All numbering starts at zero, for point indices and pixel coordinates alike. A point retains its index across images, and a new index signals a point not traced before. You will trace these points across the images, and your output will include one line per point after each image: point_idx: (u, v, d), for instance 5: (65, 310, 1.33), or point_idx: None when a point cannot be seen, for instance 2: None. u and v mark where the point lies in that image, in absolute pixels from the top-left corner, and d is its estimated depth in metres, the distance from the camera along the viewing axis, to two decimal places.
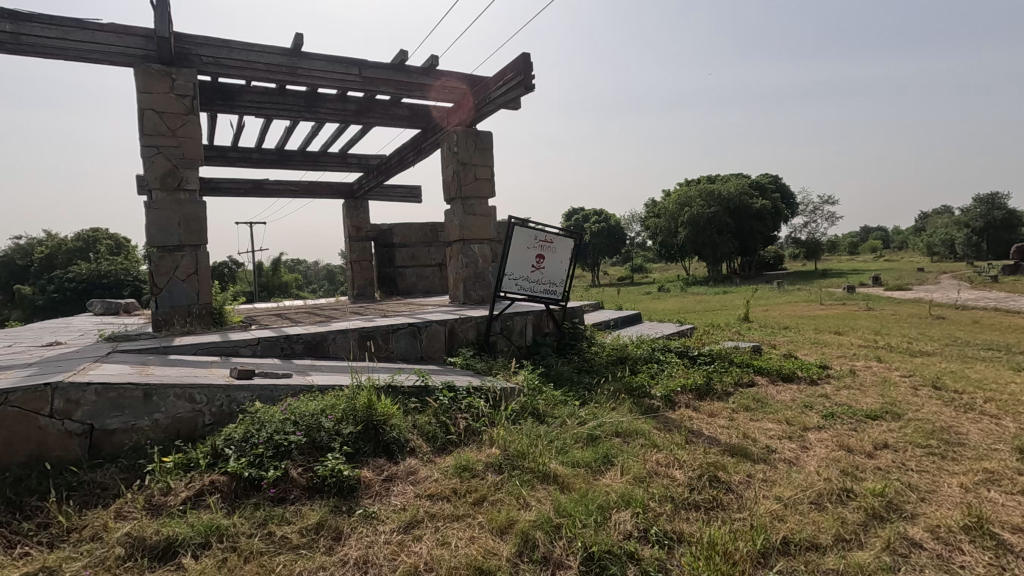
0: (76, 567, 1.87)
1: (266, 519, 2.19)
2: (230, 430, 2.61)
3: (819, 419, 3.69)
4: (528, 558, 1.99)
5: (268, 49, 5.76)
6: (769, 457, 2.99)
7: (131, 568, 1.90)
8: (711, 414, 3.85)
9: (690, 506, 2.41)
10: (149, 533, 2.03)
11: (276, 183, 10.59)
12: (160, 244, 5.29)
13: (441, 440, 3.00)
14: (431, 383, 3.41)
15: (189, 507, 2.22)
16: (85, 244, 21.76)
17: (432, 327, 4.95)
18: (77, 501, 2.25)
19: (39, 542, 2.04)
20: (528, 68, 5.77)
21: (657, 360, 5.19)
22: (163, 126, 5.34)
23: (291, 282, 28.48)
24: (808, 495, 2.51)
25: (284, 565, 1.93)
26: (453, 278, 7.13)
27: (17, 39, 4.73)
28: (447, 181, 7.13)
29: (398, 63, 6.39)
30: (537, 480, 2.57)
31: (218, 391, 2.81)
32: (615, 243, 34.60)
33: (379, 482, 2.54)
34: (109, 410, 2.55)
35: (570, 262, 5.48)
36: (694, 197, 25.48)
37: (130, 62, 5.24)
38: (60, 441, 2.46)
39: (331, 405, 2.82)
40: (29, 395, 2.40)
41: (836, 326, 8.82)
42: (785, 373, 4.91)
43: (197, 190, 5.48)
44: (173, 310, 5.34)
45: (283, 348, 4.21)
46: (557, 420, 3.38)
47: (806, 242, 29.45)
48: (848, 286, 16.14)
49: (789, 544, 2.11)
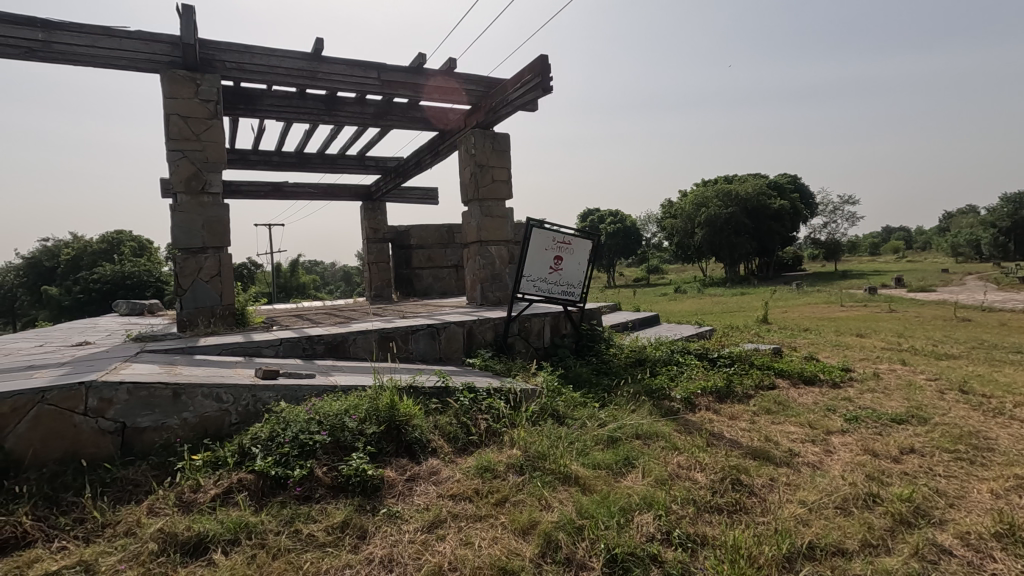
0: (111, 562, 1.93)
1: (293, 518, 2.22)
2: (256, 430, 2.65)
3: (842, 423, 3.65)
4: (551, 559, 2.00)
5: (289, 53, 5.85)
6: (793, 461, 2.96)
7: (164, 563, 1.94)
8: (731, 416, 3.83)
9: (713, 509, 2.40)
10: (180, 529, 2.08)
11: (295, 186, 10.73)
12: (184, 246, 5.40)
13: (463, 440, 3.02)
14: (451, 383, 3.44)
15: (218, 505, 2.27)
16: (109, 245, 22.32)
17: (450, 328, 4.99)
18: (111, 498, 2.32)
19: (76, 537, 2.10)
20: (546, 70, 5.79)
21: (676, 362, 5.17)
22: (187, 131, 5.45)
23: (308, 283, 28.80)
24: (833, 499, 2.48)
25: (311, 562, 1.96)
26: (470, 279, 7.16)
27: (48, 47, 4.87)
28: (464, 182, 7.17)
29: (416, 66, 6.46)
30: (559, 481, 2.58)
31: (244, 391, 2.86)
32: (631, 244, 34.54)
33: (402, 482, 2.57)
34: (139, 408, 2.62)
35: (588, 264, 5.48)
36: (711, 197, 25.31)
37: (156, 68, 5.36)
38: (93, 438, 2.53)
39: (354, 404, 2.86)
40: (64, 394, 2.47)
41: (858, 328, 8.70)
42: (807, 375, 4.85)
43: (221, 193, 5.58)
44: (197, 310, 5.44)
45: (305, 349, 4.28)
46: (577, 422, 3.39)
47: (825, 242, 29.04)
48: (871, 287, 15.87)
49: (815, 549, 2.09)
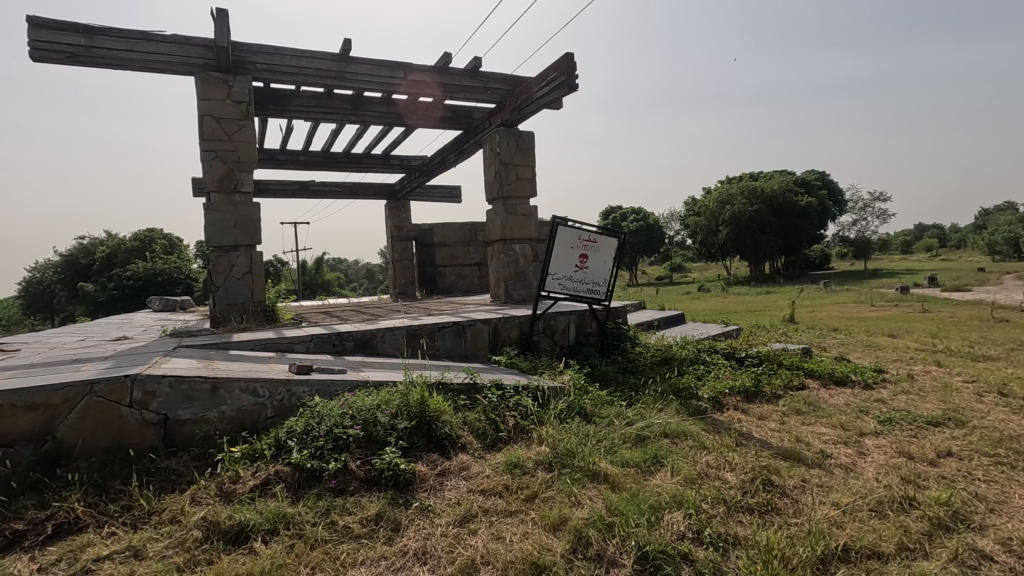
0: (158, 548, 2.01)
1: (329, 509, 2.28)
2: (292, 424, 2.72)
3: (876, 425, 3.58)
4: (582, 555, 2.02)
5: (318, 54, 5.95)
6: (825, 462, 2.92)
7: (208, 549, 2.02)
8: (761, 416, 3.79)
9: (744, 509, 2.38)
10: (223, 517, 2.15)
11: (321, 185, 10.90)
12: (217, 244, 5.54)
13: (492, 436, 3.06)
14: (479, 380, 3.47)
15: (257, 496, 2.34)
16: (142, 244, 22.97)
17: (476, 325, 5.03)
18: (156, 486, 2.41)
19: (124, 523, 2.20)
20: (572, 68, 5.77)
21: (703, 361, 5.12)
22: (220, 132, 5.58)
23: (332, 281, 29.28)
24: (867, 502, 2.44)
25: (348, 553, 2.02)
26: (495, 277, 7.20)
27: (90, 52, 5.02)
28: (489, 181, 7.20)
29: (442, 66, 6.51)
30: (588, 478, 2.59)
31: (280, 385, 2.94)
32: (653, 243, 34.38)
33: (433, 477, 2.61)
34: (180, 401, 2.71)
35: (614, 262, 5.47)
36: (736, 194, 24.99)
37: (191, 70, 5.51)
38: (138, 429, 2.63)
39: (386, 400, 2.92)
40: (110, 386, 2.57)
41: (889, 327, 8.53)
42: (838, 376, 4.77)
43: (252, 192, 5.71)
44: (230, 307, 5.59)
45: (335, 345, 4.37)
46: (605, 420, 3.39)
47: (854, 240, 28.42)
48: (902, 287, 15.50)
49: (850, 551, 2.07)
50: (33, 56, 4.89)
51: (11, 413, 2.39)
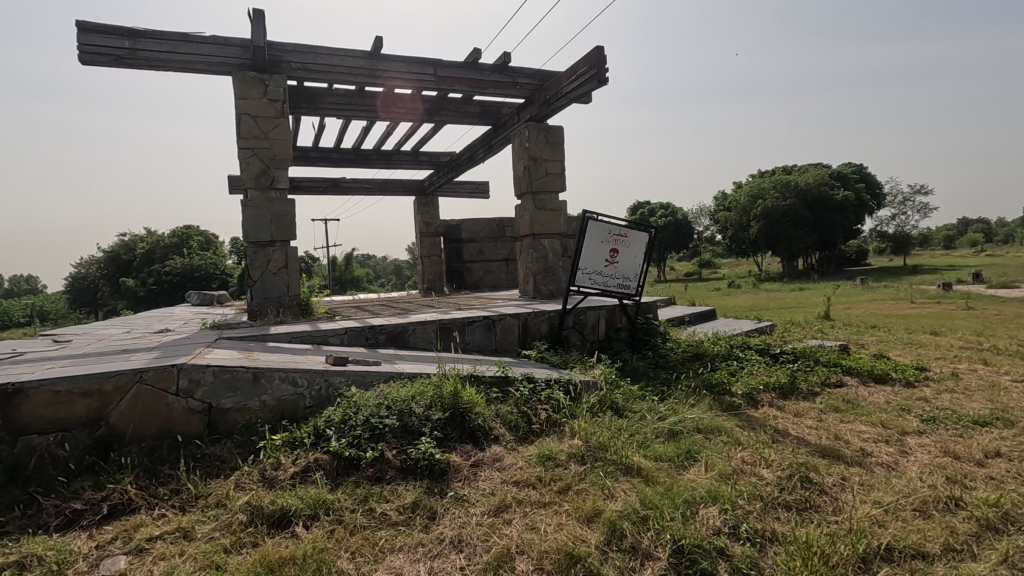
0: (206, 530, 2.10)
1: (366, 496, 2.34)
2: (330, 413, 2.79)
3: (918, 424, 3.48)
4: (617, 547, 2.02)
5: (350, 52, 6.03)
6: (865, 461, 2.85)
7: (253, 533, 2.09)
8: (797, 413, 3.71)
9: (781, 506, 2.34)
10: (266, 502, 2.22)
11: (352, 181, 11.07)
12: (254, 239, 5.70)
13: (524, 429, 3.08)
14: (511, 373, 3.50)
15: (297, 482, 2.41)
16: (179, 240, 23.70)
17: (506, 320, 5.06)
18: (202, 471, 2.51)
19: (173, 506, 2.30)
20: (602, 62, 5.71)
21: (736, 357, 5.04)
22: (257, 129, 5.72)
23: (361, 277, 29.79)
24: (911, 501, 2.37)
25: (386, 539, 2.07)
26: (523, 272, 7.21)
27: (134, 54, 5.20)
28: (518, 176, 7.21)
29: (472, 62, 6.53)
30: (621, 472, 2.59)
31: (318, 375, 3.01)
32: (682, 238, 34.01)
33: (467, 467, 2.64)
34: (224, 390, 2.81)
35: (645, 257, 5.42)
36: (768, 188, 24.45)
37: (229, 70, 5.66)
38: (184, 416, 2.74)
39: (420, 391, 2.97)
40: (158, 374, 2.68)
41: (932, 325, 8.22)
42: (878, 373, 4.64)
43: (287, 189, 5.84)
44: (266, 301, 5.74)
45: (368, 338, 4.45)
46: (636, 415, 3.38)
47: (893, 235, 27.50)
48: (944, 283, 14.89)
49: (893, 551, 2.02)
50: (82, 58, 5.09)
51: (68, 399, 2.53)
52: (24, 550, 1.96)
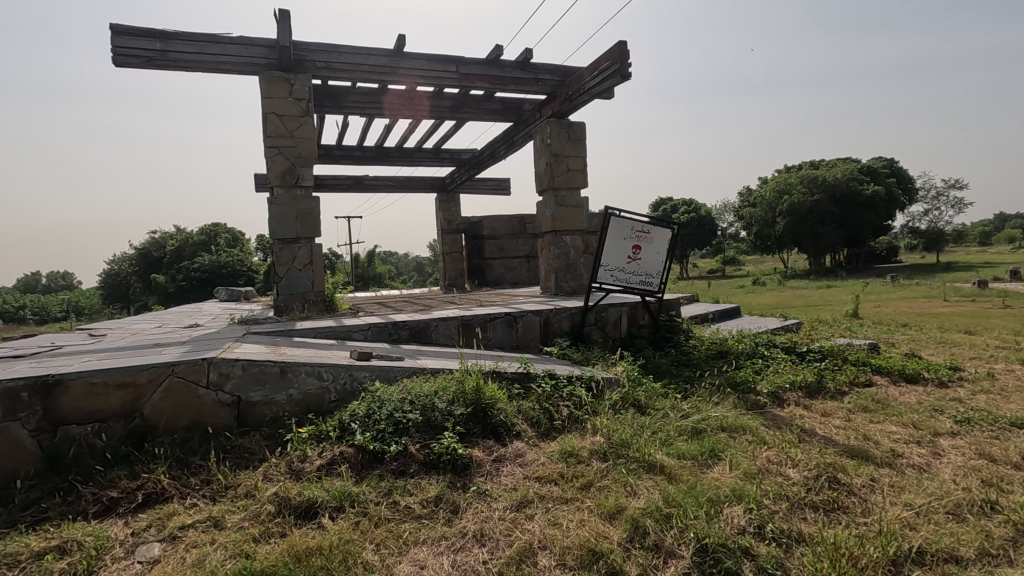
0: (236, 520, 2.15)
1: (391, 489, 2.37)
2: (354, 407, 2.84)
3: (952, 425, 3.38)
4: (640, 544, 2.02)
5: (373, 51, 6.08)
6: (895, 462, 2.78)
7: (281, 523, 2.14)
8: (825, 413, 3.64)
9: (808, 506, 2.31)
10: (293, 493, 2.27)
11: (375, 179, 11.18)
12: (279, 236, 5.80)
13: (546, 425, 3.08)
14: (533, 370, 3.51)
15: (323, 475, 2.45)
16: (207, 237, 24.22)
17: (527, 317, 5.07)
18: (231, 462, 2.57)
19: (204, 495, 2.36)
20: (625, 56, 5.65)
21: (762, 355, 4.96)
22: (282, 128, 5.82)
23: (383, 274, 30.10)
24: (943, 504, 2.32)
25: (410, 532, 2.10)
26: (545, 269, 7.20)
27: (165, 55, 5.33)
28: (539, 172, 7.20)
29: (494, 58, 6.53)
30: (644, 469, 2.58)
31: (342, 370, 3.05)
32: (705, 234, 33.56)
33: (489, 462, 2.66)
34: (252, 383, 2.87)
35: (668, 253, 5.36)
36: (794, 183, 23.95)
37: (255, 70, 5.76)
38: (214, 409, 2.81)
39: (442, 387, 3.00)
40: (189, 367, 2.76)
41: (967, 324, 7.97)
42: (910, 373, 4.52)
43: (312, 186, 5.93)
44: (292, 297, 5.85)
45: (390, 333, 4.50)
46: (659, 412, 3.35)
47: (925, 231, 26.74)
48: (979, 281, 14.41)
49: (924, 554, 1.98)
50: (116, 61, 5.23)
51: (104, 391, 2.62)
52: (64, 536, 2.04)
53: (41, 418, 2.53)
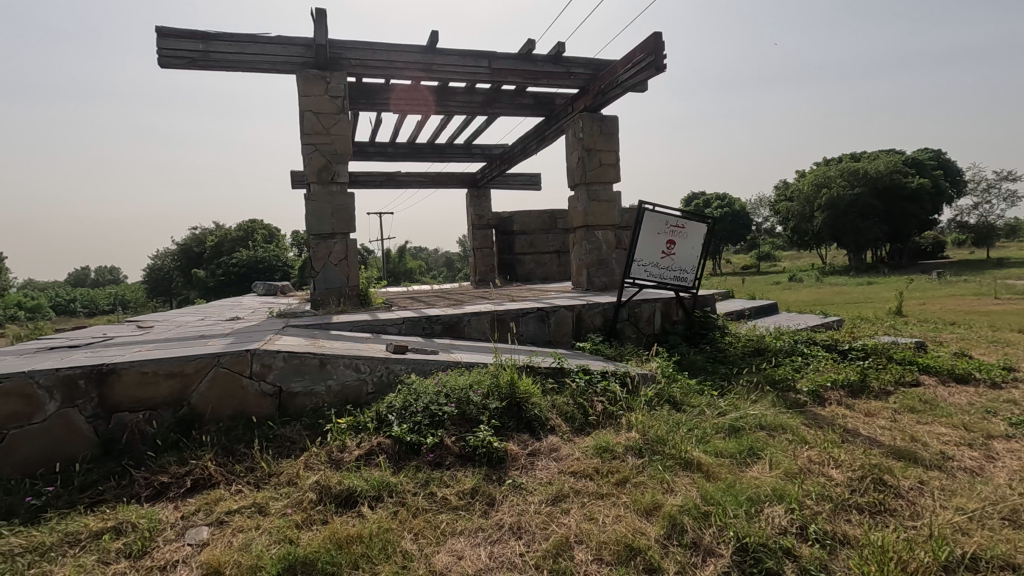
0: (280, 506, 2.22)
1: (427, 480, 2.40)
2: (391, 399, 2.89)
3: (1006, 427, 3.23)
4: (677, 541, 1.99)
5: (407, 47, 6.13)
6: (945, 464, 2.68)
7: (322, 510, 2.19)
8: (869, 412, 3.53)
9: (852, 508, 2.24)
10: (334, 482, 2.32)
11: (407, 175, 11.29)
12: (316, 232, 5.92)
13: (580, 420, 3.07)
14: (567, 365, 3.50)
15: (362, 464, 2.50)
16: (245, 233, 24.91)
17: (560, 312, 5.06)
18: (273, 451, 2.65)
19: (248, 482, 2.44)
20: (660, 48, 5.54)
21: (801, 353, 4.83)
22: (319, 126, 5.93)
23: (414, 269, 30.41)
24: (998, 509, 2.22)
25: (447, 522, 2.13)
26: (576, 265, 7.17)
27: (207, 56, 5.49)
28: (571, 167, 7.16)
29: (527, 53, 6.52)
30: (680, 466, 2.55)
31: (380, 362, 3.11)
32: (739, 230, 32.94)
33: (524, 456, 2.67)
34: (293, 374, 2.95)
35: (703, 249, 5.27)
36: (834, 176, 23.21)
37: (293, 69, 5.88)
38: (257, 399, 2.89)
39: (477, 380, 3.03)
40: (234, 358, 2.84)
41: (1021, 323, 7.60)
42: (960, 373, 4.34)
43: (347, 182, 6.03)
44: (328, 291, 5.98)
45: (424, 328, 4.55)
46: (695, 409, 3.31)
47: (975, 225, 25.56)
48: None
49: (978, 561, 1.90)
50: (162, 62, 5.41)
51: (154, 379, 2.73)
52: (120, 517, 2.14)
53: (96, 404, 2.65)
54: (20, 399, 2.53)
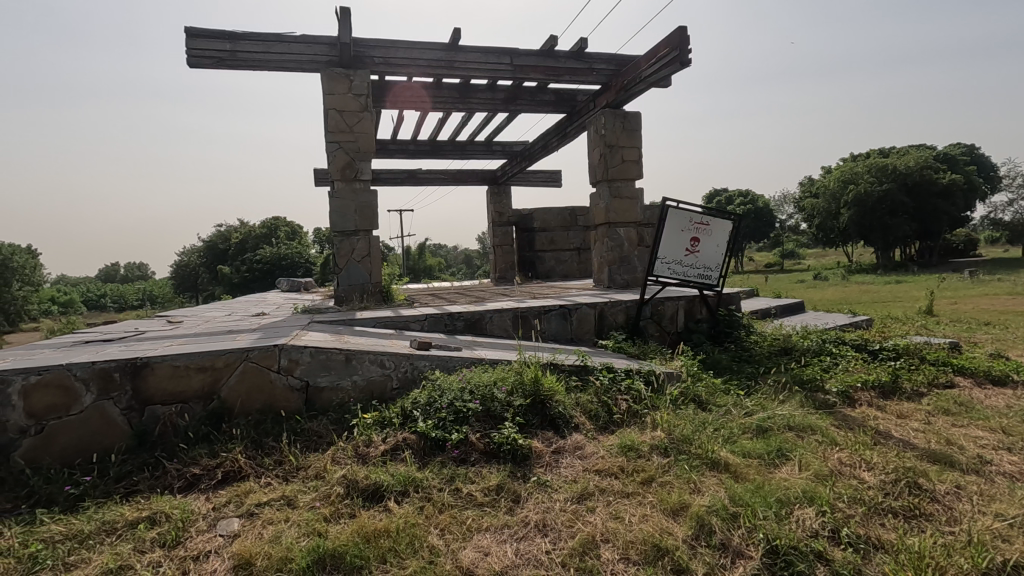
0: (308, 499, 2.25)
1: (453, 476, 2.42)
2: (416, 396, 2.91)
3: None
4: (705, 542, 1.97)
5: (429, 45, 6.15)
6: (983, 469, 2.60)
7: (349, 504, 2.22)
8: (901, 414, 3.45)
9: (886, 512, 2.18)
10: (361, 477, 2.34)
11: (428, 172, 11.34)
12: (339, 229, 5.99)
13: (604, 418, 3.05)
14: (591, 363, 3.48)
15: (388, 459, 2.52)
16: (269, 230, 25.31)
17: (582, 309, 5.03)
18: (301, 444, 2.69)
19: (277, 475, 2.48)
20: (685, 42, 5.46)
21: (829, 352, 4.73)
22: (343, 124, 5.98)
23: (434, 266, 30.58)
24: None
25: (473, 518, 2.13)
26: (598, 262, 7.14)
27: (235, 56, 5.58)
28: (593, 164, 7.11)
29: (549, 49, 6.49)
30: (707, 466, 2.51)
31: (404, 359, 3.13)
32: (762, 227, 32.48)
33: (549, 454, 2.66)
34: (319, 369, 2.98)
35: (729, 247, 5.19)
36: (861, 172, 22.68)
37: (318, 68, 5.95)
38: (285, 394, 2.93)
39: (501, 377, 3.03)
40: (262, 353, 2.89)
41: None
42: (997, 375, 4.20)
43: (370, 180, 6.08)
44: (351, 288, 6.03)
45: (446, 324, 4.57)
46: (721, 409, 3.26)
47: (1011, 222, 24.74)
48: None
49: (1020, 568, 1.83)
50: (191, 62, 5.52)
51: (186, 373, 2.79)
52: (154, 507, 2.19)
53: (130, 397, 2.72)
54: (59, 390, 2.60)
